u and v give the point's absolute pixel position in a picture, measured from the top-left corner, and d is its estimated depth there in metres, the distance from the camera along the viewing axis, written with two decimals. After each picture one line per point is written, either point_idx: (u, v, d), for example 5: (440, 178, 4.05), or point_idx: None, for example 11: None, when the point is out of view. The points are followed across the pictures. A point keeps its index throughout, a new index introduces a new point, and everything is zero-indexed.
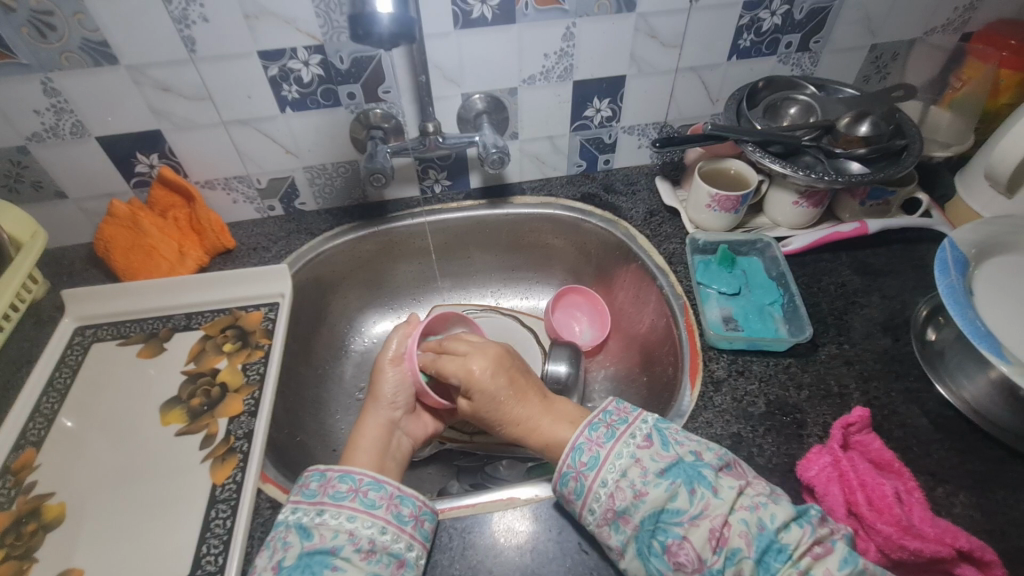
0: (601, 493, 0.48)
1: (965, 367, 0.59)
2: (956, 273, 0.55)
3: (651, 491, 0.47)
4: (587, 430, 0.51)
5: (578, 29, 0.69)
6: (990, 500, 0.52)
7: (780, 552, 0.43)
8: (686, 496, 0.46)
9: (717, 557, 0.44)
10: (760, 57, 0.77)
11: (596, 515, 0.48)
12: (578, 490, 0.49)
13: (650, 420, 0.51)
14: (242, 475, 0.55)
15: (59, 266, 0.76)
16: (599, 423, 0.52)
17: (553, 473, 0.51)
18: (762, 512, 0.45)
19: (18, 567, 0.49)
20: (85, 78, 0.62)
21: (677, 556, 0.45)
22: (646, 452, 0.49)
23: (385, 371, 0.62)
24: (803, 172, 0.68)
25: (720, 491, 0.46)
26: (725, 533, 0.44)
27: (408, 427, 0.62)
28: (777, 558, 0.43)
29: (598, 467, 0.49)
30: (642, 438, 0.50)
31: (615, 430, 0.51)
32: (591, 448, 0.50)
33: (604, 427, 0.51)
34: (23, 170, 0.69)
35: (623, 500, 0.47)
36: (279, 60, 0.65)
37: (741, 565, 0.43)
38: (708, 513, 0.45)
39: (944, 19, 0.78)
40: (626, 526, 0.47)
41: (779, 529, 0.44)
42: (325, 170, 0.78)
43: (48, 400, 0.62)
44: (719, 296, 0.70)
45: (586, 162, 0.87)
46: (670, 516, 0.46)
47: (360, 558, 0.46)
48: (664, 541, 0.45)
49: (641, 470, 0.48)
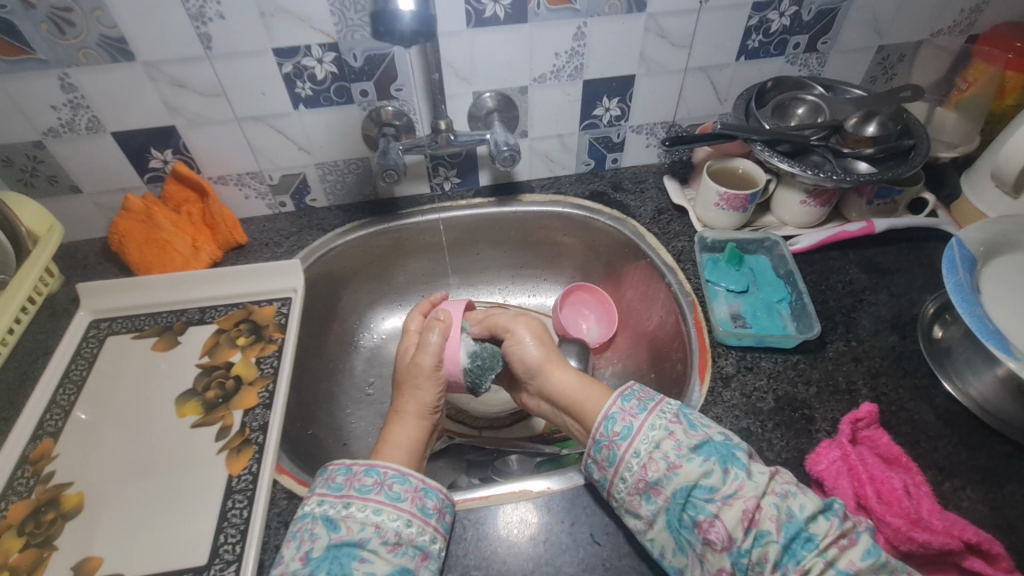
0: (633, 463, 0.50)
1: (972, 364, 0.61)
2: (964, 271, 0.56)
3: (684, 464, 0.48)
4: (620, 401, 0.53)
5: (589, 28, 0.70)
6: (998, 495, 0.52)
7: (808, 541, 0.44)
8: (719, 475, 0.47)
9: (747, 538, 0.45)
10: (768, 57, 0.78)
11: (627, 484, 0.50)
12: (610, 458, 0.51)
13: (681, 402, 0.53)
14: (258, 466, 0.56)
15: (72, 260, 0.76)
16: (632, 395, 0.54)
17: (588, 441, 0.53)
18: (792, 501, 0.46)
19: (37, 556, 0.49)
20: (102, 74, 0.63)
21: (708, 533, 0.45)
22: (679, 428, 0.50)
23: (426, 376, 0.60)
24: (812, 172, 0.68)
25: (753, 474, 0.47)
26: (757, 515, 0.45)
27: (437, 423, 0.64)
28: (804, 547, 0.44)
29: (632, 437, 0.51)
30: (674, 415, 0.51)
31: (648, 404, 0.53)
32: (625, 419, 0.52)
33: (635, 399, 0.53)
34: (38, 164, 0.69)
35: (656, 471, 0.49)
36: (293, 58, 0.65)
37: (767, 547, 0.44)
38: (741, 494, 0.46)
39: (951, 21, 0.78)
40: (657, 497, 0.48)
41: (808, 519, 0.45)
42: (336, 167, 0.78)
43: (63, 392, 0.62)
44: (728, 294, 0.71)
45: (594, 160, 0.88)
46: (701, 493, 0.47)
47: (387, 550, 0.47)
48: (694, 517, 0.46)
49: (675, 444, 0.49)
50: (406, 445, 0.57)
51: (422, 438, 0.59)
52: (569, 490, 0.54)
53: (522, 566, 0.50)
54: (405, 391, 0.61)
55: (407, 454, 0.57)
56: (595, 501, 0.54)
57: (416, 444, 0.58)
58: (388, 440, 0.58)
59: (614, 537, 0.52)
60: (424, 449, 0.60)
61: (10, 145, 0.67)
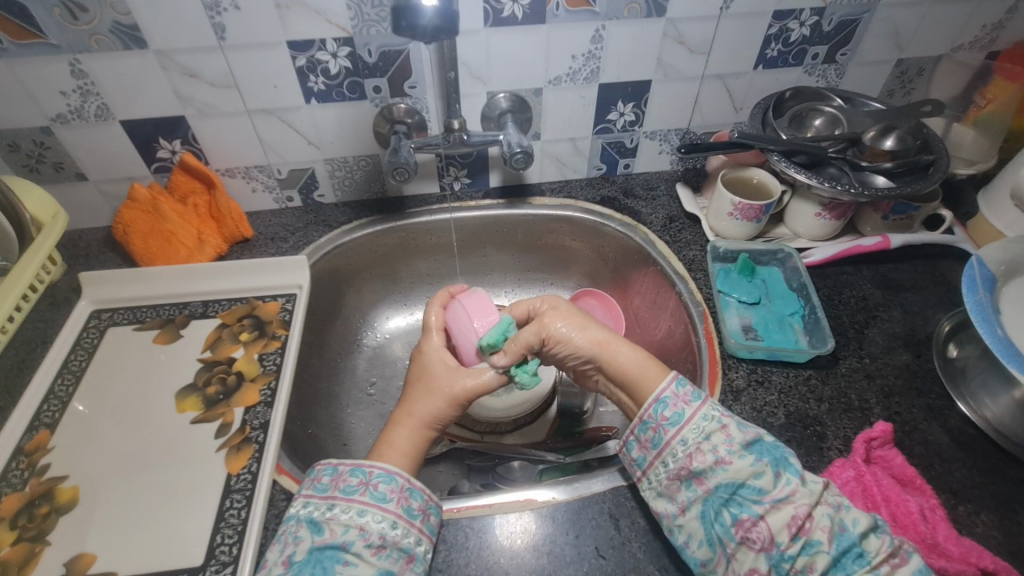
0: (679, 449, 0.49)
1: (988, 385, 0.59)
2: (984, 291, 0.55)
3: (736, 461, 0.47)
4: (675, 385, 0.52)
5: (607, 31, 0.69)
6: (1013, 522, 0.51)
7: (859, 557, 0.43)
8: (770, 478, 0.46)
9: (793, 544, 0.44)
10: (786, 67, 0.77)
11: (669, 468, 0.50)
12: (656, 440, 0.51)
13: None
14: (257, 465, 0.55)
15: (76, 248, 0.75)
16: (686, 381, 0.53)
17: (633, 419, 0.53)
18: (844, 515, 0.45)
19: (29, 550, 0.48)
20: (113, 62, 0.62)
21: (749, 532, 0.45)
22: (733, 423, 0.50)
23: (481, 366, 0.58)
24: (829, 184, 0.67)
25: (806, 481, 0.47)
26: (806, 524, 0.44)
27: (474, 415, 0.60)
28: (855, 561, 0.43)
29: (682, 424, 0.50)
30: (728, 410, 0.51)
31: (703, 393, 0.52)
32: (677, 404, 0.51)
33: (690, 386, 0.52)
34: (45, 151, 0.68)
35: (702, 462, 0.48)
36: (308, 51, 0.64)
37: (814, 557, 0.44)
38: (792, 500, 0.45)
39: (972, 37, 0.77)
40: (698, 486, 0.48)
41: (861, 535, 0.44)
42: (346, 163, 0.77)
43: (62, 383, 0.61)
44: (739, 305, 0.69)
45: (606, 165, 0.87)
46: (749, 492, 0.46)
47: (371, 553, 0.45)
48: (737, 514, 0.46)
49: (727, 438, 0.49)
50: (400, 445, 0.55)
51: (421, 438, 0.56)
52: (574, 501, 0.53)
53: None
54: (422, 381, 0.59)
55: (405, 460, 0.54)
56: (600, 513, 0.53)
57: (416, 447, 0.56)
58: (387, 441, 0.56)
59: (619, 552, 0.50)
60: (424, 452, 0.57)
61: (17, 130, 0.66)
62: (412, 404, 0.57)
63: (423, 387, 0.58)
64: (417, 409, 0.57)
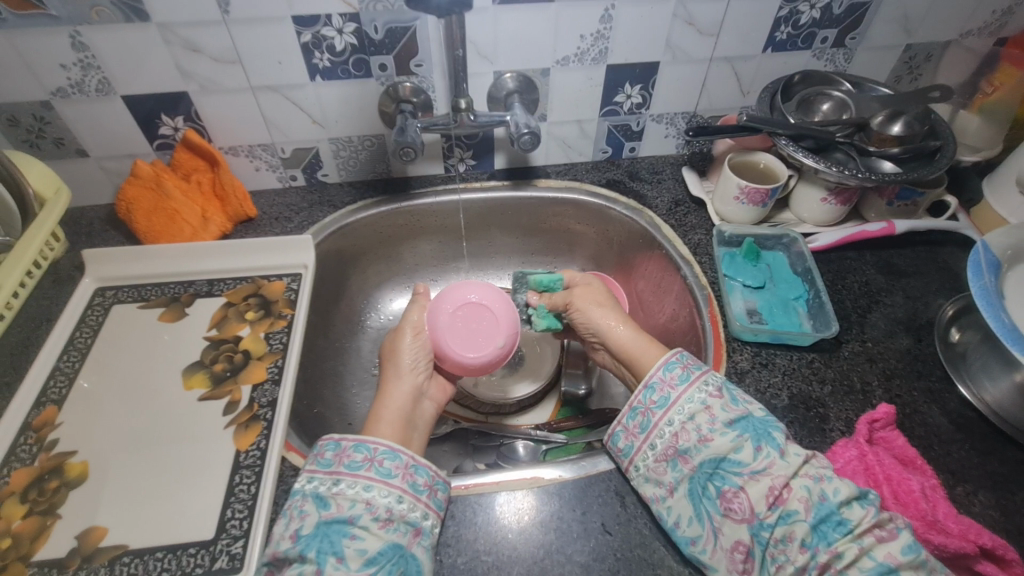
0: (666, 430, 0.51)
1: (989, 369, 0.60)
2: (989, 275, 0.56)
3: (717, 438, 0.49)
4: (663, 369, 0.54)
5: (617, 11, 0.68)
6: (1010, 502, 0.52)
7: (840, 525, 0.44)
8: (750, 451, 0.48)
9: (772, 513, 0.45)
10: (794, 51, 0.77)
11: (657, 449, 0.51)
12: (644, 423, 0.53)
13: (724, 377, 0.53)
14: (266, 442, 0.55)
15: (78, 225, 0.75)
16: (674, 364, 0.55)
17: (622, 408, 0.55)
18: (826, 485, 0.46)
19: (41, 523, 0.49)
20: (114, 35, 0.61)
21: (730, 503, 0.47)
22: (717, 402, 0.51)
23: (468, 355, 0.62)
24: (836, 169, 0.67)
25: (787, 454, 0.47)
26: (784, 495, 0.46)
27: (431, 394, 0.62)
28: (835, 529, 0.44)
29: (668, 406, 0.52)
30: (715, 388, 0.52)
31: (691, 374, 0.53)
32: (663, 388, 0.53)
33: (679, 368, 0.54)
34: (45, 125, 0.67)
35: (686, 440, 0.50)
36: (313, 26, 0.63)
37: (794, 526, 0.45)
38: (770, 472, 0.47)
39: (981, 23, 0.77)
40: (684, 465, 0.50)
41: (842, 503, 0.45)
42: (350, 143, 0.77)
43: (68, 359, 0.61)
44: (744, 288, 0.70)
45: (612, 148, 0.86)
46: (731, 465, 0.48)
47: (378, 527, 0.46)
48: (720, 487, 0.48)
49: (710, 417, 0.50)
50: (392, 418, 0.56)
51: (410, 407, 0.58)
52: (582, 478, 0.54)
53: (531, 553, 0.50)
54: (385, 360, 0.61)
55: (398, 429, 0.55)
56: (607, 491, 0.54)
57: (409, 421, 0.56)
58: (375, 413, 0.56)
59: (625, 527, 0.51)
60: (412, 420, 0.58)
61: (17, 104, 0.65)
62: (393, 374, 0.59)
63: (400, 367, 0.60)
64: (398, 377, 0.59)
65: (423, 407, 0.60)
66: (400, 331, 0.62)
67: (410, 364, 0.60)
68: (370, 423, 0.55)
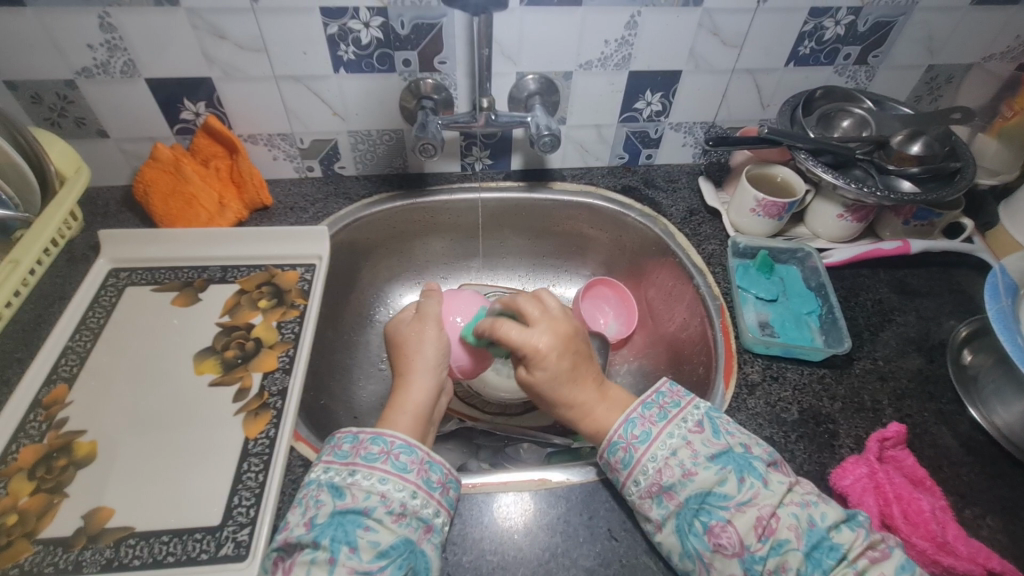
0: (649, 467, 0.49)
1: (1001, 394, 0.59)
2: (1007, 298, 0.56)
3: (701, 472, 0.48)
4: (641, 406, 0.52)
5: (643, 18, 0.68)
6: (1018, 527, 0.52)
7: (832, 549, 0.44)
8: (735, 483, 0.47)
9: (762, 545, 0.45)
10: (816, 66, 0.77)
11: (640, 486, 0.49)
12: (625, 459, 0.50)
13: (704, 408, 0.53)
14: (275, 431, 0.55)
15: (94, 206, 0.75)
16: (653, 403, 0.53)
17: (602, 442, 0.52)
18: (813, 510, 0.46)
19: (48, 501, 0.49)
20: (142, 17, 0.61)
21: (719, 538, 0.45)
22: (698, 437, 0.50)
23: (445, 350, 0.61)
24: (855, 186, 0.67)
25: (770, 483, 0.47)
26: (772, 524, 0.45)
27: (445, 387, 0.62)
28: (829, 555, 0.44)
29: (650, 442, 0.50)
30: (694, 423, 0.51)
31: (668, 413, 0.52)
32: (644, 423, 0.52)
33: (657, 407, 0.53)
34: (67, 105, 0.68)
35: (670, 477, 0.49)
36: (340, 19, 0.64)
37: (786, 556, 0.44)
38: (757, 502, 0.46)
39: (1004, 47, 0.77)
40: (668, 502, 0.48)
41: (830, 527, 0.45)
42: (369, 136, 0.77)
43: (80, 339, 0.61)
44: (757, 301, 0.70)
45: (628, 155, 0.86)
46: (716, 499, 0.47)
47: (392, 520, 0.46)
48: (707, 522, 0.46)
49: (691, 453, 0.49)
50: (413, 410, 0.56)
51: (429, 401, 0.58)
52: (590, 483, 0.54)
53: (536, 555, 0.49)
54: (403, 350, 0.60)
55: (413, 421, 0.55)
56: (613, 497, 0.53)
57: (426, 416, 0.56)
58: (395, 403, 0.56)
59: (631, 534, 0.51)
60: (429, 412, 0.58)
61: (41, 82, 0.65)
62: (413, 366, 0.59)
63: (414, 364, 0.59)
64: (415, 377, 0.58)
65: (440, 401, 0.61)
66: (422, 323, 0.61)
67: (435, 358, 0.60)
68: (392, 412, 0.55)
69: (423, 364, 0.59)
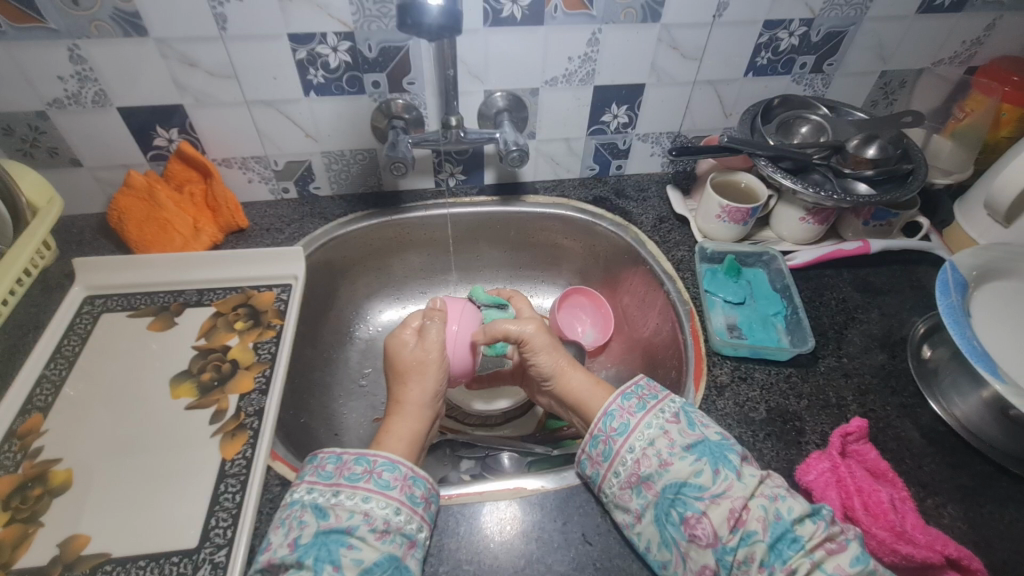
0: (628, 458, 0.52)
1: (959, 386, 0.62)
2: (956, 293, 0.58)
3: (677, 462, 0.50)
4: (620, 398, 0.55)
5: (604, 35, 0.70)
6: (978, 514, 0.54)
7: (794, 541, 0.45)
8: (709, 475, 0.49)
9: (733, 536, 0.46)
10: (774, 75, 0.80)
11: (620, 477, 0.51)
12: (606, 451, 0.53)
13: (681, 402, 0.55)
14: (252, 451, 0.56)
15: (68, 234, 0.75)
16: (632, 395, 0.55)
17: (585, 436, 0.55)
18: (780, 504, 0.47)
19: (23, 532, 0.49)
20: (112, 48, 0.62)
21: (694, 528, 0.47)
22: (675, 428, 0.52)
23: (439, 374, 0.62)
24: (813, 190, 0.70)
25: (743, 476, 0.49)
26: (743, 516, 0.47)
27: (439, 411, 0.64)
28: (790, 547, 0.45)
29: (628, 433, 0.53)
30: (672, 415, 0.53)
31: (647, 404, 0.54)
32: (623, 415, 0.54)
33: (636, 399, 0.55)
34: (40, 135, 0.68)
35: (648, 467, 0.51)
36: (308, 44, 0.65)
37: (753, 547, 0.45)
38: (729, 493, 0.47)
39: (952, 52, 0.81)
40: (647, 492, 0.50)
41: (796, 520, 0.46)
42: (342, 156, 0.78)
43: (55, 367, 0.61)
44: (725, 304, 0.72)
45: (599, 166, 0.88)
46: (691, 490, 0.48)
47: (375, 537, 0.46)
48: (683, 512, 0.48)
49: (668, 442, 0.51)
50: (408, 435, 0.58)
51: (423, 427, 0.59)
52: (564, 489, 0.55)
53: (512, 562, 0.50)
54: (404, 379, 0.61)
55: (410, 445, 0.57)
56: (587, 502, 0.55)
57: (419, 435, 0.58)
58: (389, 428, 0.58)
59: (605, 538, 0.52)
60: (424, 437, 0.60)
61: (12, 114, 0.66)
62: (404, 395, 0.60)
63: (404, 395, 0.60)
64: (409, 403, 0.60)
65: (432, 426, 0.63)
66: (425, 347, 0.62)
67: (433, 388, 0.61)
68: (383, 436, 0.57)
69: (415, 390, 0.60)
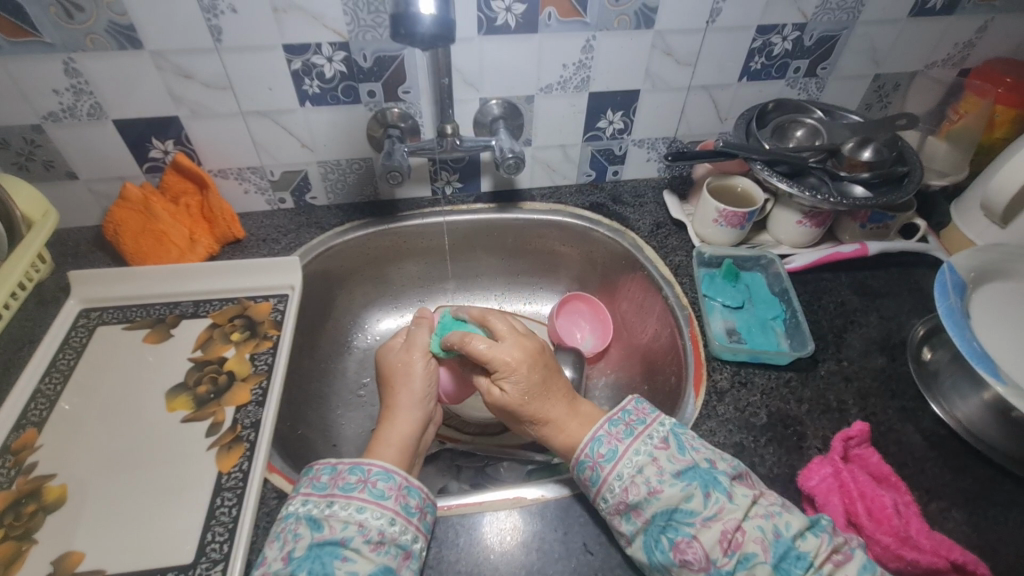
0: (615, 485, 0.50)
1: (959, 389, 0.62)
2: (954, 296, 0.58)
3: (666, 489, 0.48)
4: (608, 424, 0.53)
5: (598, 42, 0.70)
6: (982, 518, 0.53)
7: (799, 559, 0.45)
8: (700, 499, 0.48)
9: (728, 560, 0.45)
10: (769, 79, 0.80)
11: (609, 504, 0.50)
12: (593, 478, 0.51)
13: (669, 425, 0.53)
14: (248, 464, 0.55)
15: (64, 246, 0.75)
16: (619, 420, 0.54)
17: (572, 460, 0.53)
18: (777, 521, 0.47)
19: (16, 549, 0.48)
20: (107, 61, 0.62)
21: (685, 554, 0.46)
22: (663, 453, 0.50)
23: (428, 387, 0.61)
24: (809, 193, 0.69)
25: (734, 497, 0.48)
26: (738, 538, 0.46)
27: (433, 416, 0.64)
28: (795, 564, 0.45)
29: (616, 460, 0.51)
30: (660, 439, 0.52)
31: (634, 429, 0.53)
32: (611, 441, 0.52)
33: (623, 424, 0.53)
34: (35, 148, 0.68)
35: (636, 495, 0.49)
36: (303, 55, 0.65)
37: (754, 569, 0.45)
38: (722, 516, 0.47)
39: (945, 54, 0.81)
40: (636, 518, 0.49)
41: (796, 536, 0.46)
42: (338, 166, 0.78)
43: (50, 381, 0.61)
44: (723, 309, 0.72)
45: (595, 172, 0.88)
46: (682, 515, 0.47)
47: (370, 549, 0.46)
48: (673, 538, 0.47)
49: (657, 469, 0.50)
50: (398, 442, 0.57)
51: (416, 435, 0.58)
52: (565, 498, 0.54)
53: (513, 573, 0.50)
54: (396, 387, 0.61)
55: (399, 452, 0.56)
56: (588, 511, 0.54)
57: (410, 440, 0.57)
58: (380, 436, 0.57)
59: (606, 548, 0.52)
60: (417, 447, 0.59)
61: (8, 128, 0.66)
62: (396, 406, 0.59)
63: (395, 408, 0.59)
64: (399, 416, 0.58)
65: (427, 432, 0.62)
66: (411, 353, 0.62)
67: (422, 391, 0.61)
68: (375, 445, 0.56)
69: (407, 399, 0.60)
